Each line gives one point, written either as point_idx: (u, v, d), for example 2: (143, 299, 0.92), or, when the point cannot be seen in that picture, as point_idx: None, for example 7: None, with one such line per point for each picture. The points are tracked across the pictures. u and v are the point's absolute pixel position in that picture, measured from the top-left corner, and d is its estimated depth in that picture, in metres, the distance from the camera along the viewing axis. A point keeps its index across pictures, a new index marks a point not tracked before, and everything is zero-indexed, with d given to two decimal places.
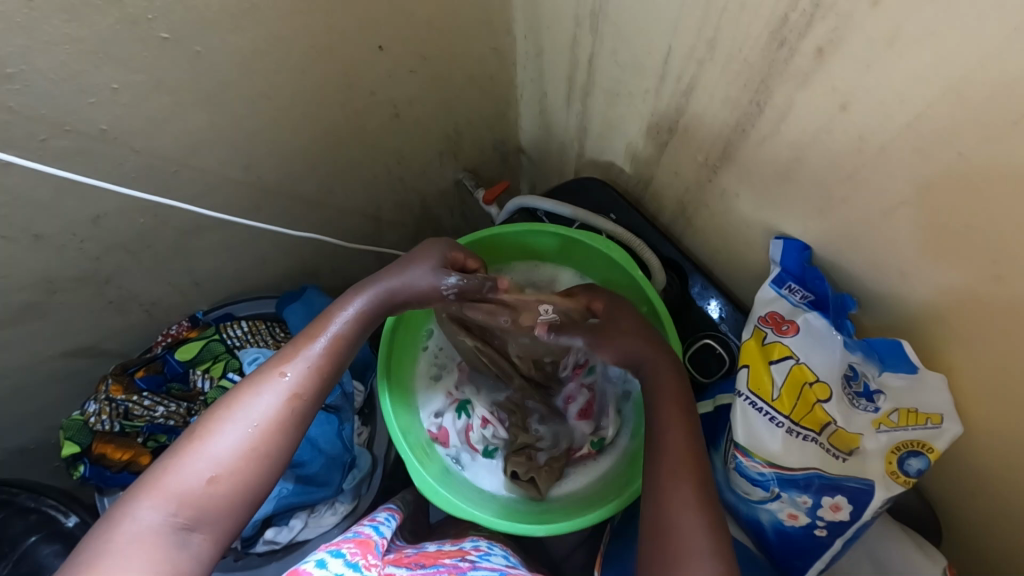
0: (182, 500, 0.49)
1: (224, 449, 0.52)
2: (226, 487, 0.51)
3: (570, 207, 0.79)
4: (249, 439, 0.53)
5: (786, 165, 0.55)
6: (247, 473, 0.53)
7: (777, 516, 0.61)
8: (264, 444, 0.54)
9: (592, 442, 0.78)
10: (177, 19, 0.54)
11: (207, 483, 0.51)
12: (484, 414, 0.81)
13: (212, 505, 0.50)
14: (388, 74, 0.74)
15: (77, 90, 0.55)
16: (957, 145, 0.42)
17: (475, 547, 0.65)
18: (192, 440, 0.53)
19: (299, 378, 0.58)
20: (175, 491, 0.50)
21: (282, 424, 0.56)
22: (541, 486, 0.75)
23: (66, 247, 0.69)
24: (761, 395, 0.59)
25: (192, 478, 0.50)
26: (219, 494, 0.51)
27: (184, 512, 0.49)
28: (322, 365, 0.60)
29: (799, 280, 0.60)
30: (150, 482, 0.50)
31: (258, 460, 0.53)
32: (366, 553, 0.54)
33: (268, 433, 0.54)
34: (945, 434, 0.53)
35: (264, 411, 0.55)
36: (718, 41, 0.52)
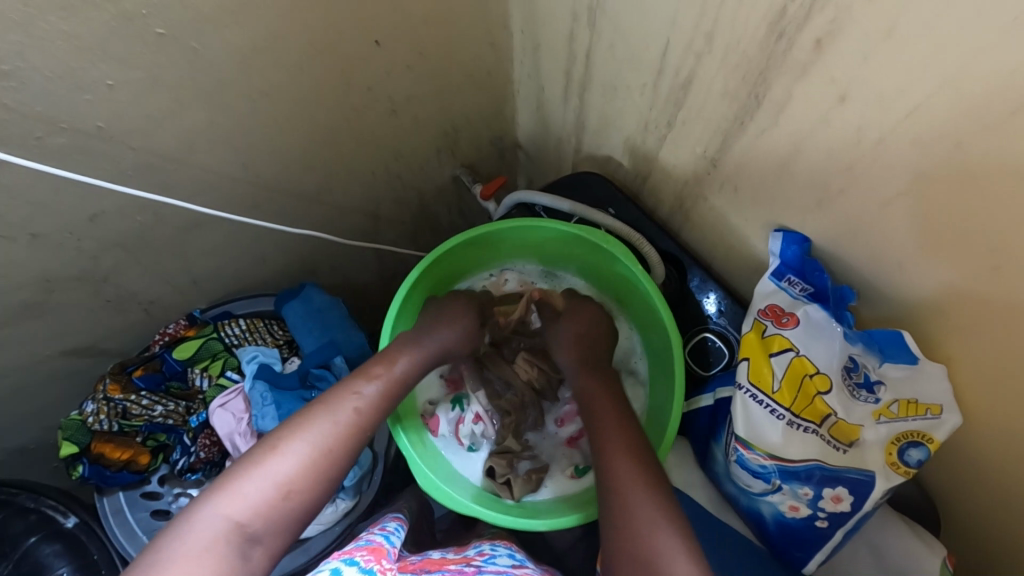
0: (254, 511, 0.53)
1: (294, 467, 0.57)
2: (292, 503, 0.56)
3: (568, 202, 0.79)
4: (312, 460, 0.58)
5: (785, 158, 0.55)
6: (307, 492, 0.57)
7: (778, 509, 0.61)
8: (327, 466, 0.59)
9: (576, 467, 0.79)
10: (172, 15, 0.54)
11: (278, 496, 0.55)
12: (478, 410, 0.82)
13: (277, 518, 0.54)
14: (385, 70, 0.74)
15: (73, 88, 0.55)
16: (956, 136, 0.42)
17: (479, 553, 0.65)
18: (263, 453, 0.57)
19: (361, 412, 0.63)
20: (248, 499, 0.54)
21: (343, 451, 0.60)
22: (516, 489, 0.75)
23: (64, 246, 0.68)
24: (761, 387, 0.59)
25: (264, 487, 0.55)
26: (285, 509, 0.55)
27: (255, 522, 0.53)
28: (380, 401, 0.66)
29: (799, 273, 0.60)
30: (224, 486, 0.55)
31: (320, 482, 0.58)
32: (380, 558, 0.54)
33: (331, 456, 0.59)
34: (945, 425, 0.53)
35: (329, 437, 0.60)
36: (716, 34, 0.52)
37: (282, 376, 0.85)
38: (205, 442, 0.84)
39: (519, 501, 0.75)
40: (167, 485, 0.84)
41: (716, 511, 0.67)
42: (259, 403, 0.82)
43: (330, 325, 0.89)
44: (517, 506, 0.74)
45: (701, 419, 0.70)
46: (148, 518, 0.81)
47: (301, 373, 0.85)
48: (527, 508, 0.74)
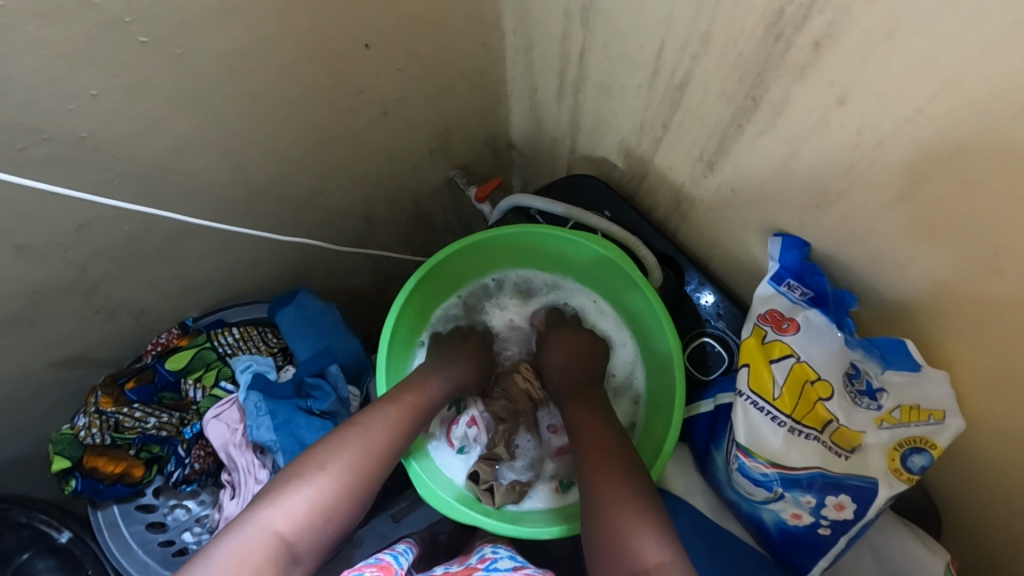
0: (296, 522, 0.56)
1: (334, 482, 0.59)
2: (329, 517, 0.58)
3: (563, 205, 0.78)
4: (350, 480, 0.60)
5: (784, 160, 0.54)
6: (345, 511, 0.59)
7: (780, 516, 0.60)
8: (363, 484, 0.61)
9: (561, 481, 0.78)
10: (156, 22, 0.52)
11: (318, 509, 0.57)
12: (473, 413, 0.81)
13: (316, 530, 0.57)
14: (375, 72, 0.73)
15: (54, 97, 0.53)
16: (959, 139, 0.41)
17: (481, 560, 0.65)
18: (305, 467, 0.60)
19: (396, 433, 0.66)
20: (291, 511, 0.56)
21: (377, 470, 0.63)
22: (498, 496, 0.74)
23: (50, 257, 0.67)
24: (762, 394, 0.59)
25: (307, 503, 0.57)
26: (323, 522, 0.57)
27: (297, 532, 0.56)
28: (413, 423, 0.69)
29: (797, 276, 0.59)
30: (269, 501, 0.57)
31: (356, 500, 0.60)
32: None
33: (366, 474, 0.62)
34: (947, 430, 0.52)
35: (366, 455, 0.62)
36: (713, 35, 0.51)
37: (276, 385, 0.84)
38: (200, 453, 0.84)
39: (500, 508, 0.74)
40: (161, 497, 0.84)
41: (716, 518, 0.67)
42: (253, 413, 0.81)
43: (324, 331, 0.88)
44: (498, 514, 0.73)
45: (702, 423, 0.69)
46: (143, 531, 0.81)
47: (296, 382, 0.85)
48: (507, 515, 0.73)
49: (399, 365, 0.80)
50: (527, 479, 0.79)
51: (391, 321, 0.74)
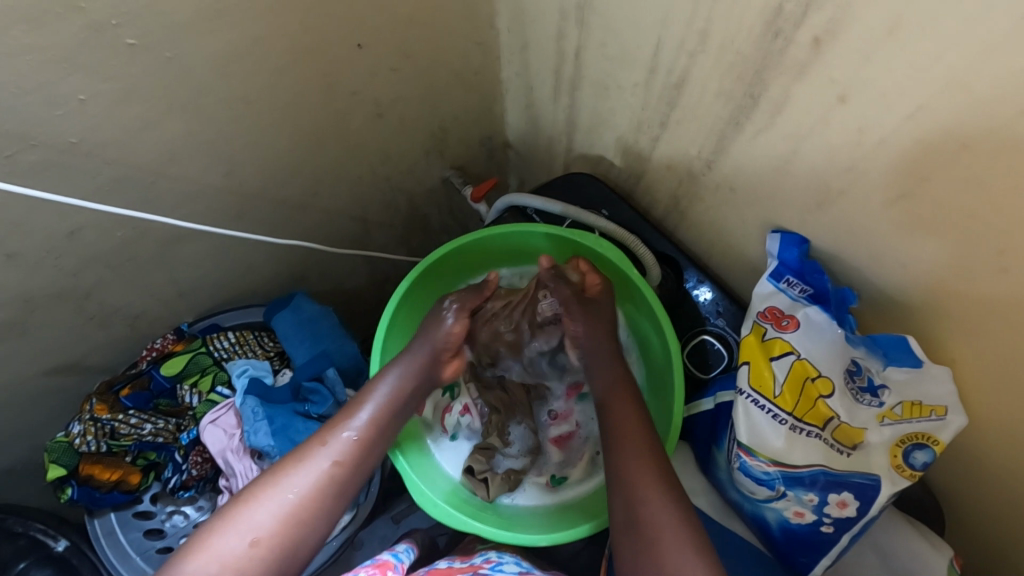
0: (225, 565, 0.54)
1: (267, 515, 0.57)
2: (264, 552, 0.56)
3: (560, 204, 0.77)
4: (288, 505, 0.58)
5: (783, 158, 0.54)
6: (286, 536, 0.57)
7: (783, 515, 0.60)
8: (302, 511, 0.58)
9: (553, 475, 0.78)
10: (145, 25, 0.52)
11: (249, 547, 0.55)
12: (466, 401, 0.82)
13: (252, 569, 0.55)
14: (369, 73, 0.72)
15: (43, 103, 0.52)
16: (959, 136, 0.41)
17: (485, 560, 0.64)
18: (239, 503, 0.58)
19: (343, 449, 0.63)
20: (219, 555, 0.54)
21: (321, 494, 0.60)
22: (492, 490, 0.75)
23: (41, 264, 0.66)
24: (763, 391, 0.58)
25: (236, 540, 0.55)
26: (259, 558, 0.55)
27: (227, 573, 0.54)
28: (366, 434, 0.65)
29: (797, 273, 0.59)
30: (196, 545, 0.55)
31: (299, 528, 0.58)
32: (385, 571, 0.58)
33: (307, 502, 0.59)
34: (950, 426, 0.52)
35: (303, 481, 0.60)
36: (710, 32, 0.50)
37: (273, 389, 0.83)
38: (198, 459, 0.83)
39: (492, 502, 0.75)
40: (159, 503, 0.83)
41: (720, 517, 0.66)
42: (251, 418, 0.80)
43: (321, 335, 0.88)
44: (491, 509, 0.74)
45: (702, 422, 0.69)
46: (140, 538, 0.79)
47: (294, 386, 0.84)
48: (502, 514, 0.73)
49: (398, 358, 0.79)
50: (519, 468, 0.79)
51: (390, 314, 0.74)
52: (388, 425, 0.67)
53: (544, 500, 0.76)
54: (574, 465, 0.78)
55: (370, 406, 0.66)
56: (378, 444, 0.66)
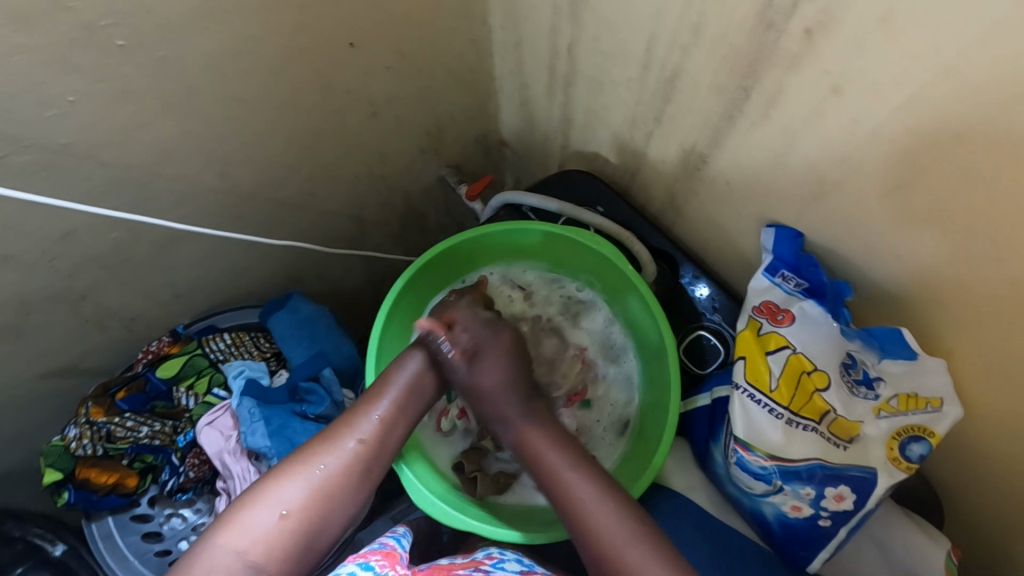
0: (255, 538, 0.57)
1: (295, 491, 0.60)
2: (293, 527, 0.58)
3: (556, 202, 0.77)
4: (316, 482, 0.61)
5: (778, 151, 0.54)
6: (314, 510, 0.60)
7: (780, 509, 0.60)
8: (328, 488, 0.61)
9: None
10: (136, 25, 0.51)
11: (278, 521, 0.58)
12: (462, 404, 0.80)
13: (280, 542, 0.58)
14: (363, 72, 0.72)
15: (33, 104, 0.52)
16: (954, 126, 0.41)
17: (488, 556, 0.64)
18: (270, 479, 0.60)
19: (370, 429, 0.65)
20: (249, 528, 0.57)
21: (346, 472, 0.62)
22: (480, 487, 0.74)
23: (36, 266, 0.66)
24: (759, 386, 0.58)
25: (265, 514, 0.58)
26: (287, 532, 0.58)
27: (258, 546, 0.57)
28: (392, 415, 0.67)
29: (793, 268, 0.59)
30: (228, 518, 0.58)
31: (326, 504, 0.60)
32: (394, 563, 0.57)
33: (334, 479, 0.61)
34: (945, 418, 0.52)
35: (330, 460, 0.62)
36: (703, 25, 0.50)
37: (270, 391, 0.83)
38: (194, 461, 0.82)
39: (481, 500, 0.73)
40: (157, 506, 0.82)
41: (718, 512, 0.66)
42: (247, 419, 0.80)
43: (317, 336, 0.87)
44: (478, 505, 0.72)
45: (699, 418, 0.69)
46: (138, 541, 0.79)
47: (291, 387, 0.84)
48: (487, 510, 0.72)
49: (395, 357, 0.79)
50: (513, 470, 0.77)
51: (386, 310, 0.74)
52: (413, 406, 0.69)
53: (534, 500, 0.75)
54: None
55: (396, 387, 0.68)
56: (406, 423, 0.68)
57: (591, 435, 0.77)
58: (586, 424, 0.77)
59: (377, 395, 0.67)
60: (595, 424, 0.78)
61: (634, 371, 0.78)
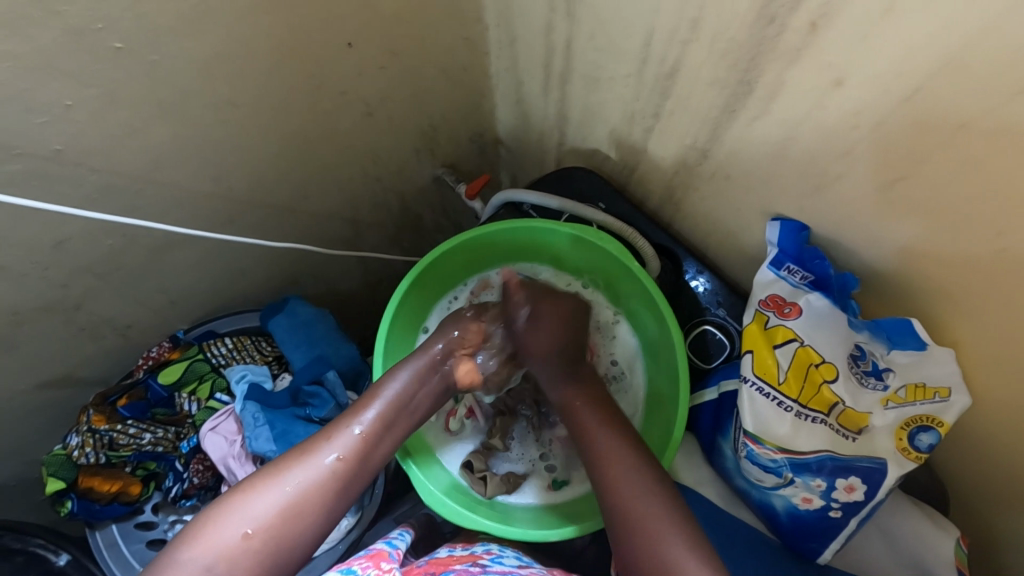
0: (220, 555, 0.54)
1: (264, 505, 0.57)
2: (259, 544, 0.55)
3: (556, 199, 0.77)
4: (290, 497, 0.58)
5: (779, 145, 0.53)
6: (285, 528, 0.57)
7: (791, 501, 0.60)
8: (299, 503, 0.58)
9: (553, 480, 0.75)
10: (129, 28, 0.51)
11: (244, 537, 0.55)
12: (471, 403, 0.79)
13: (246, 561, 0.54)
14: (356, 72, 0.71)
15: (24, 110, 0.51)
16: (960, 116, 0.41)
17: (486, 551, 0.64)
18: (240, 493, 0.58)
19: (348, 445, 0.62)
20: (215, 544, 0.54)
21: (321, 489, 0.59)
22: (490, 487, 0.72)
23: (29, 276, 0.65)
24: (767, 379, 0.58)
25: (233, 530, 0.55)
26: (254, 550, 0.55)
27: (221, 564, 0.54)
28: (372, 429, 0.64)
29: (796, 260, 0.59)
30: (194, 534, 0.55)
31: (299, 522, 0.57)
32: (379, 563, 0.57)
33: (308, 495, 0.58)
34: (954, 407, 0.53)
35: (303, 473, 0.59)
36: (703, 21, 0.50)
37: (272, 394, 0.82)
38: (199, 467, 0.81)
39: (491, 500, 0.73)
40: (161, 513, 0.81)
41: (727, 506, 0.66)
42: (251, 423, 0.79)
43: (315, 338, 0.87)
44: (488, 506, 0.72)
45: (705, 412, 0.69)
46: (143, 549, 0.78)
47: (293, 391, 0.83)
48: (497, 511, 0.71)
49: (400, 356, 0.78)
50: (523, 471, 0.77)
51: (393, 308, 0.73)
52: (396, 422, 0.66)
53: (543, 500, 0.74)
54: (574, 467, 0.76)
55: (380, 401, 0.66)
56: (388, 440, 0.66)
57: None
58: None
59: (359, 409, 0.65)
60: None
61: (639, 383, 0.78)
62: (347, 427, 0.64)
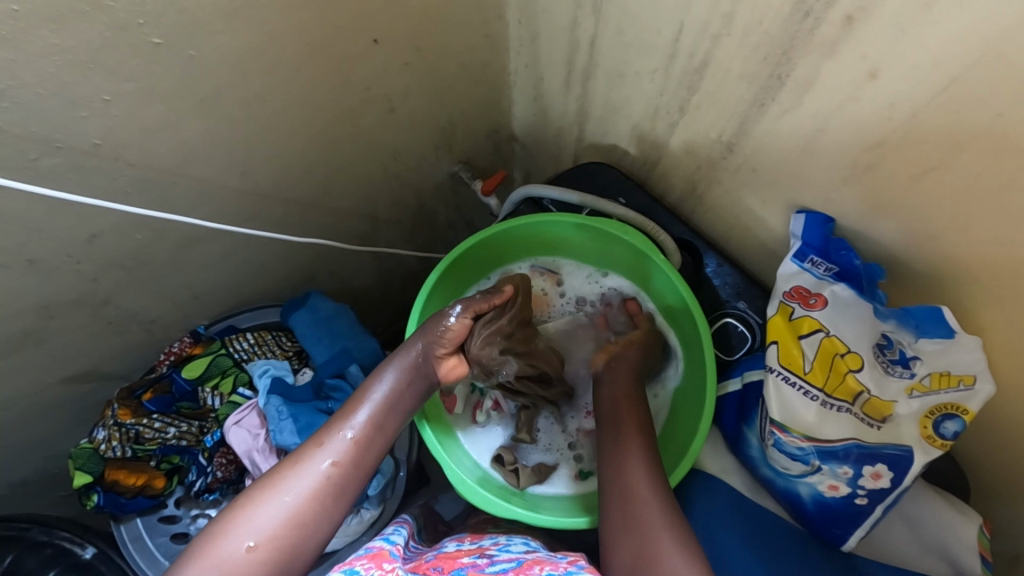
0: (225, 571, 0.52)
1: (266, 516, 0.55)
2: (265, 556, 0.54)
3: (578, 194, 0.77)
4: (289, 508, 0.56)
5: (809, 137, 0.54)
6: (287, 538, 0.55)
7: (817, 488, 0.61)
8: (300, 512, 0.56)
9: (580, 471, 0.77)
10: (169, 22, 0.51)
11: (248, 551, 0.53)
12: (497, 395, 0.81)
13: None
14: (382, 68, 0.72)
15: (68, 103, 0.52)
16: (996, 106, 0.42)
17: (494, 543, 0.62)
18: (238, 508, 0.56)
19: (341, 448, 0.60)
20: (219, 560, 0.52)
21: (320, 496, 0.58)
22: (522, 478, 0.74)
23: (61, 270, 0.65)
24: (793, 368, 0.60)
25: (234, 545, 0.53)
26: (259, 562, 0.53)
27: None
28: (365, 432, 0.62)
29: (821, 253, 0.60)
30: (197, 552, 0.53)
31: (300, 531, 0.56)
32: (381, 563, 0.52)
33: (307, 503, 0.57)
34: (978, 395, 0.53)
35: (302, 480, 0.58)
36: (735, 14, 0.51)
37: (295, 388, 0.83)
38: (222, 461, 0.82)
39: (522, 491, 0.74)
40: (183, 507, 0.82)
41: (752, 494, 0.67)
42: (276, 418, 0.80)
43: (339, 334, 0.87)
44: (519, 496, 0.74)
45: (728, 403, 0.70)
46: (167, 542, 0.79)
47: (316, 385, 0.84)
48: (528, 500, 0.73)
49: None
50: (550, 461, 0.78)
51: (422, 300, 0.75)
52: (388, 422, 0.65)
53: (569, 489, 0.76)
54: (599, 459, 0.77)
55: (372, 402, 0.64)
56: (383, 441, 0.64)
57: None
58: None
59: (348, 414, 0.63)
60: None
61: (672, 386, 0.78)
62: (339, 432, 0.62)
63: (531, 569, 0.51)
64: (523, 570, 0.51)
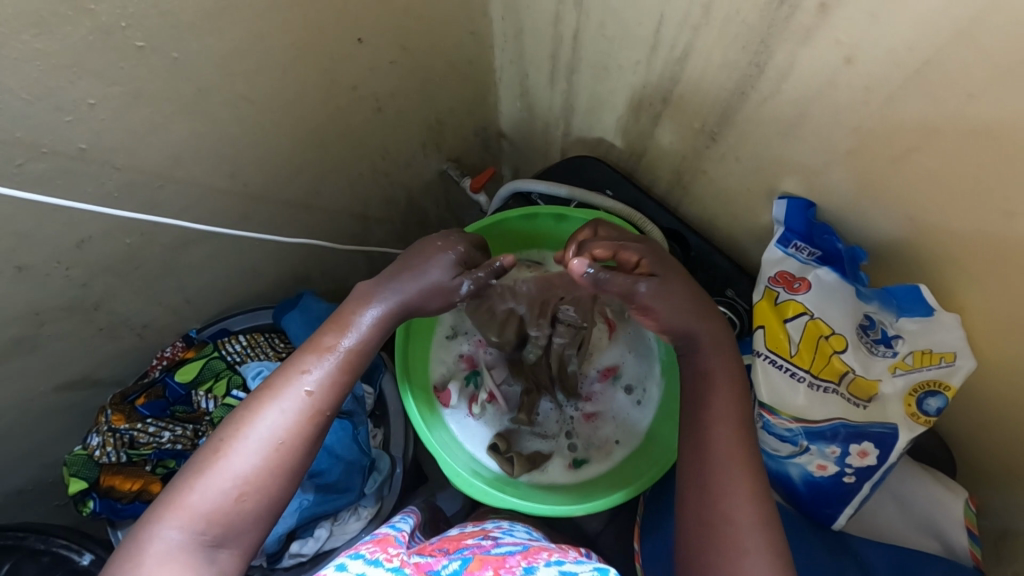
0: (209, 520, 0.49)
1: (247, 465, 0.51)
2: (250, 505, 0.50)
3: (566, 187, 0.79)
4: (272, 457, 0.52)
5: (790, 123, 0.55)
6: (272, 488, 0.52)
7: (806, 469, 0.63)
8: (285, 461, 0.52)
9: (575, 456, 0.78)
10: (153, 25, 0.51)
11: (232, 502, 0.50)
12: (491, 389, 0.80)
13: (237, 523, 0.50)
14: (368, 66, 0.72)
15: (53, 108, 0.52)
16: (967, 87, 0.43)
17: (497, 526, 0.63)
18: (214, 454, 0.51)
19: (320, 393, 0.55)
20: (200, 510, 0.49)
21: (303, 442, 0.53)
22: (516, 467, 0.75)
23: (51, 276, 0.65)
24: (779, 352, 0.61)
25: (217, 493, 0.49)
26: (244, 511, 0.50)
27: (211, 530, 0.49)
28: (341, 373, 0.57)
29: (805, 237, 0.61)
30: (172, 501, 0.49)
31: (285, 477, 0.52)
32: (387, 548, 0.52)
33: (292, 452, 0.53)
34: (959, 371, 0.56)
35: (280, 425, 0.52)
36: (714, 5, 0.52)
37: None
38: None
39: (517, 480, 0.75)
40: None
41: None
42: None
43: None
44: (513, 485, 0.74)
45: None
46: None
47: None
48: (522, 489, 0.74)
49: (421, 338, 0.81)
50: (547, 448, 0.79)
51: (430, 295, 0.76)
52: (366, 363, 0.59)
53: (566, 479, 0.76)
54: (595, 446, 0.78)
55: (349, 340, 0.58)
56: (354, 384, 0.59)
57: (618, 412, 0.79)
58: (617, 404, 0.80)
59: (323, 351, 0.57)
60: (622, 407, 0.79)
61: (655, 397, 0.78)
62: (316, 373, 0.56)
63: (538, 554, 0.51)
64: (531, 554, 0.51)
